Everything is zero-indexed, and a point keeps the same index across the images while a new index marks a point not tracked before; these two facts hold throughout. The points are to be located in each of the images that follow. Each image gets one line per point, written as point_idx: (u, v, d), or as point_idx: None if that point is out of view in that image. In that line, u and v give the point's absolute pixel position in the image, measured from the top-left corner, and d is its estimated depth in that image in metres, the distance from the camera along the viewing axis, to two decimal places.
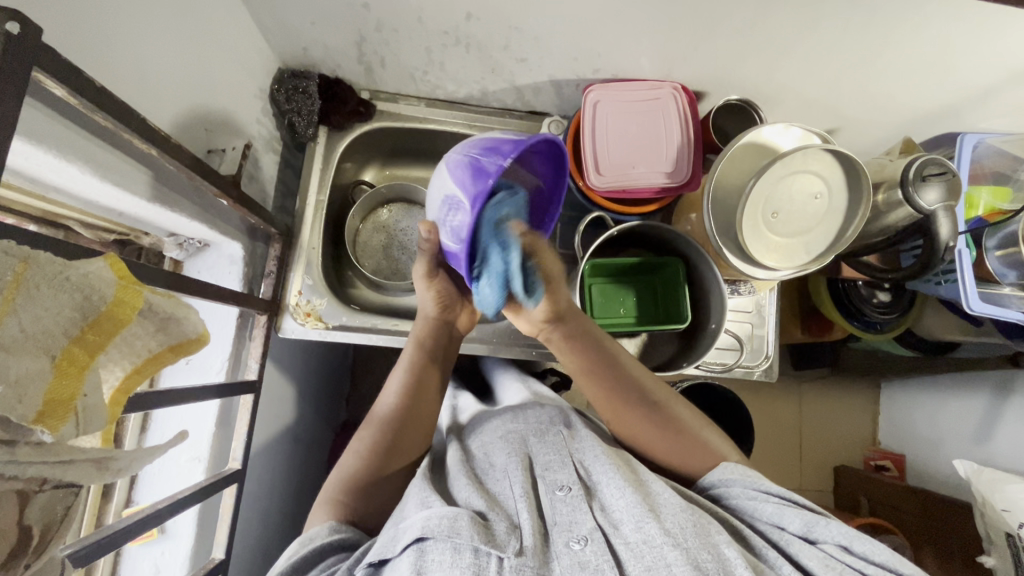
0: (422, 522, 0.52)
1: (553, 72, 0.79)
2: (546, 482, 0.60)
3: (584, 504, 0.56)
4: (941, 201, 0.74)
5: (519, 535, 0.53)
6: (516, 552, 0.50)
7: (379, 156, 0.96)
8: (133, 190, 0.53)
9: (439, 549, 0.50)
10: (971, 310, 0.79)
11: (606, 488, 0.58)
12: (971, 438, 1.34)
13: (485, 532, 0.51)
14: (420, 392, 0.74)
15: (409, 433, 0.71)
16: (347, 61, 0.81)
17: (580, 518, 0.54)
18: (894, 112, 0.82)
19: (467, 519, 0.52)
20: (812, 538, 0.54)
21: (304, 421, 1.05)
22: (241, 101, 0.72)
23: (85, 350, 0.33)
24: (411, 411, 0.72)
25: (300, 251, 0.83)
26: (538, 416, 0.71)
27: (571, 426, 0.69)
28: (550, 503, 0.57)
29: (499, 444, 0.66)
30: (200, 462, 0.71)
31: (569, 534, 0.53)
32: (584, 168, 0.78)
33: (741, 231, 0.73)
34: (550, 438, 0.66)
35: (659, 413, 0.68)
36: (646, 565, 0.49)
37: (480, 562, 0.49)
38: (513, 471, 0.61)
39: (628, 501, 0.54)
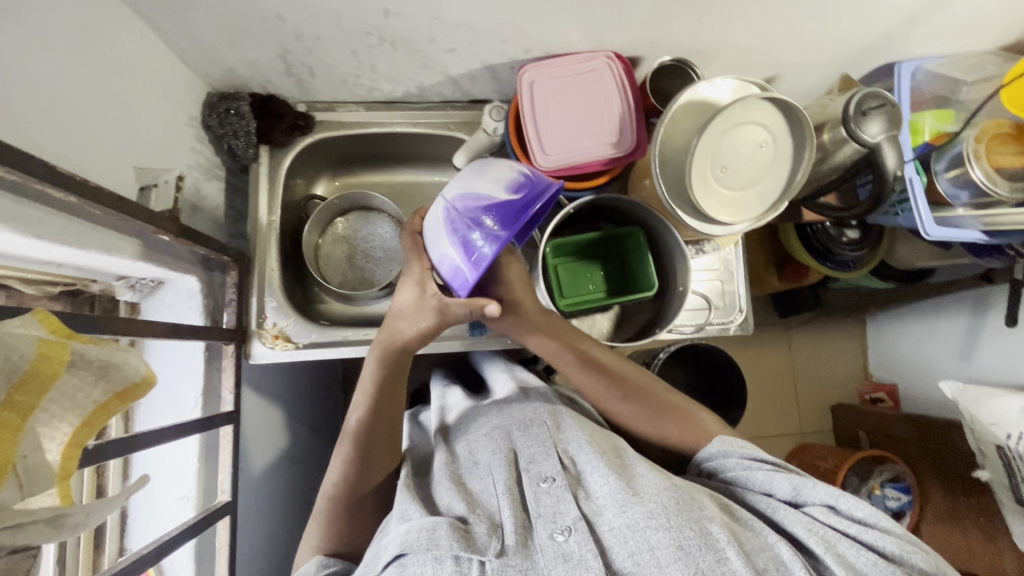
0: (402, 537, 0.52)
1: (485, 57, 0.78)
2: (531, 474, 0.60)
3: (567, 493, 0.56)
4: (884, 133, 0.74)
5: (501, 536, 0.54)
6: (497, 553, 0.52)
7: (328, 166, 0.95)
8: (66, 243, 0.52)
9: (419, 561, 0.51)
10: (930, 235, 0.79)
11: (591, 477, 0.59)
12: (957, 359, 1.37)
13: (465, 538, 0.52)
14: (387, 417, 0.69)
15: (375, 455, 0.68)
16: (275, 75, 0.79)
17: (564, 509, 0.55)
18: (830, 51, 0.82)
19: (446, 528, 0.53)
20: (798, 501, 0.56)
21: (299, 441, 1.05)
22: (169, 132, 0.70)
23: (16, 412, 0.33)
24: (374, 431, 0.68)
25: (258, 274, 0.82)
26: (524, 410, 0.71)
27: (557, 415, 0.69)
28: (535, 495, 0.58)
29: (483, 441, 0.67)
30: (188, 499, 0.71)
31: (552, 525, 0.54)
32: (530, 151, 0.77)
33: (694, 192, 0.73)
34: (534, 430, 0.66)
35: (639, 405, 0.70)
36: (629, 550, 0.50)
37: (461, 569, 0.50)
38: (497, 469, 0.61)
39: (611, 488, 0.56)
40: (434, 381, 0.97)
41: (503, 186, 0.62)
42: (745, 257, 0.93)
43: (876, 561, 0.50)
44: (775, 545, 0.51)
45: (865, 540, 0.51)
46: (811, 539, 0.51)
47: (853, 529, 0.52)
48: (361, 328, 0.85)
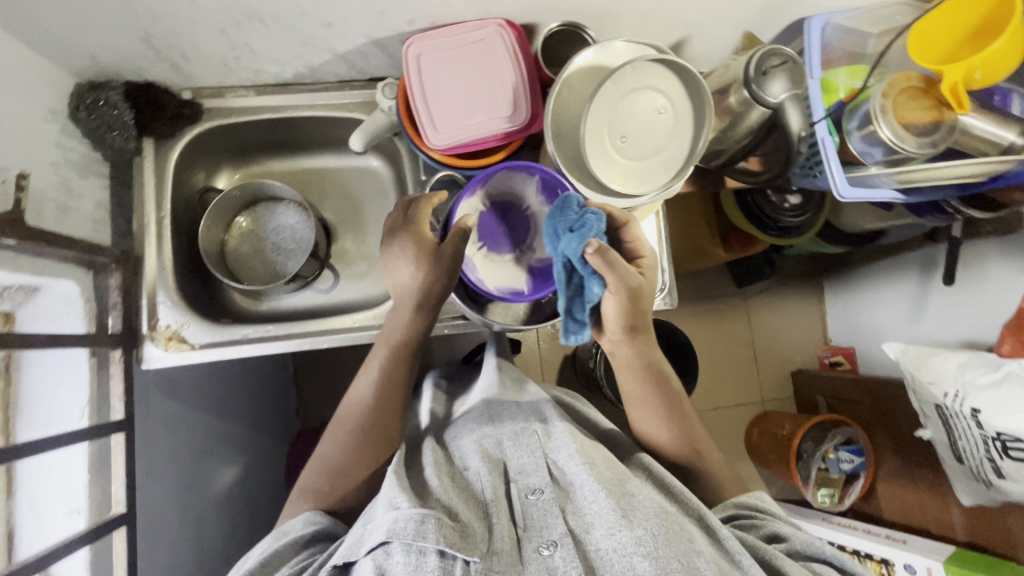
0: (387, 526, 0.55)
1: (368, 32, 0.73)
2: (521, 487, 0.63)
3: (556, 508, 0.59)
4: (788, 91, 0.72)
5: (488, 541, 0.56)
6: (483, 558, 0.54)
7: (229, 157, 0.90)
8: None
9: (403, 551, 0.54)
10: (842, 198, 0.77)
11: (580, 491, 0.61)
12: (907, 320, 1.37)
13: (451, 535, 0.55)
14: (393, 393, 0.74)
15: (375, 429, 0.72)
16: (146, 61, 0.74)
17: (551, 523, 0.58)
18: (736, 8, 0.78)
19: (434, 522, 0.55)
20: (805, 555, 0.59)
21: (235, 441, 1.03)
22: (26, 127, 0.66)
23: None
24: (386, 403, 0.73)
25: (146, 275, 0.79)
26: (513, 417, 0.72)
27: (547, 421, 0.72)
28: (523, 507, 0.61)
29: (472, 449, 0.68)
30: (80, 513, 0.67)
31: (540, 539, 0.57)
32: (421, 128, 0.73)
33: (591, 162, 0.69)
34: (525, 440, 0.68)
35: (681, 442, 0.73)
36: (616, 572, 0.53)
37: (446, 565, 0.53)
38: (487, 477, 0.63)
39: (601, 507, 0.58)
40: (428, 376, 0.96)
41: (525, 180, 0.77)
42: (668, 230, 0.91)
43: None
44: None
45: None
46: None
47: None
48: (265, 324, 0.82)
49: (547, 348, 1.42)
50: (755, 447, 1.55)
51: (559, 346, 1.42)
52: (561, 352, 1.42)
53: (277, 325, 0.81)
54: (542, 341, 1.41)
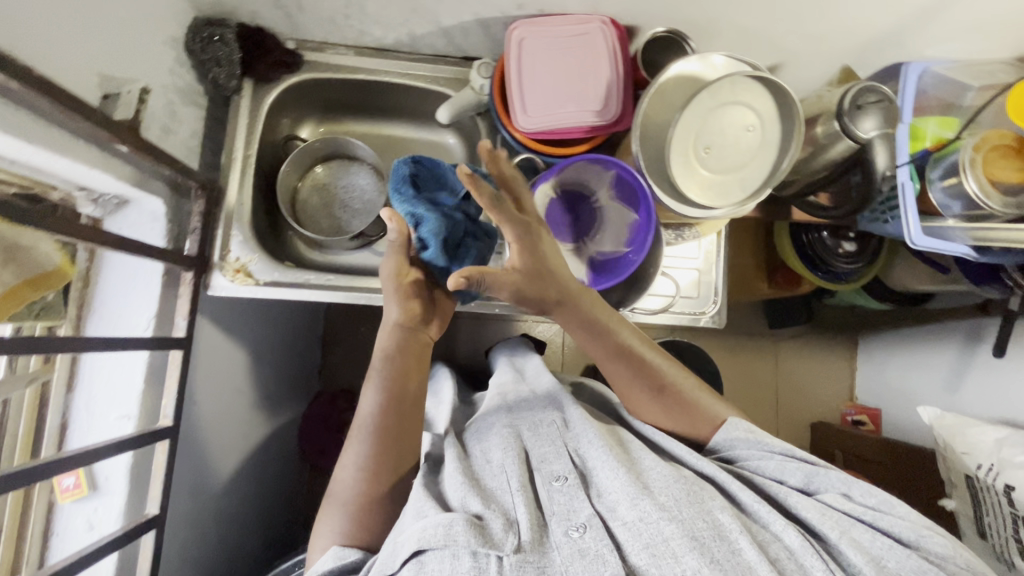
0: (418, 534, 0.54)
1: (476, 9, 0.76)
2: (543, 474, 0.63)
3: (581, 492, 0.60)
4: (879, 129, 0.72)
5: (516, 532, 0.55)
6: (514, 549, 0.53)
7: (314, 110, 0.94)
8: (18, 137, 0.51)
9: (438, 557, 0.53)
10: (916, 246, 0.77)
11: (601, 472, 0.61)
12: (943, 389, 1.34)
13: (481, 534, 0.54)
14: (408, 401, 0.68)
15: (396, 441, 0.67)
16: (263, 6, 0.77)
17: (577, 507, 0.58)
18: (836, 41, 0.79)
19: (463, 524, 0.54)
20: (810, 488, 0.62)
21: (264, 386, 1.05)
22: (149, 47, 0.69)
23: None
24: (400, 413, 0.67)
25: (227, 207, 0.81)
26: (533, 410, 0.73)
27: (565, 415, 0.72)
28: (547, 494, 0.60)
29: (494, 440, 0.68)
30: (129, 420, 0.71)
31: (567, 523, 0.56)
32: (511, 110, 0.75)
33: (673, 168, 0.70)
34: (545, 431, 0.69)
35: (669, 400, 0.71)
36: (644, 542, 0.53)
37: (478, 565, 0.52)
38: (510, 466, 0.63)
39: (622, 483, 0.58)
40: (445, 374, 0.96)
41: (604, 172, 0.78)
42: (725, 250, 0.91)
43: (888, 545, 0.54)
44: (783, 533, 0.55)
45: (879, 524, 0.57)
46: (824, 523, 0.56)
47: (867, 516, 0.57)
48: (326, 274, 0.84)
49: (572, 353, 1.42)
50: None
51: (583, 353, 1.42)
52: (584, 359, 1.42)
53: (337, 277, 0.83)
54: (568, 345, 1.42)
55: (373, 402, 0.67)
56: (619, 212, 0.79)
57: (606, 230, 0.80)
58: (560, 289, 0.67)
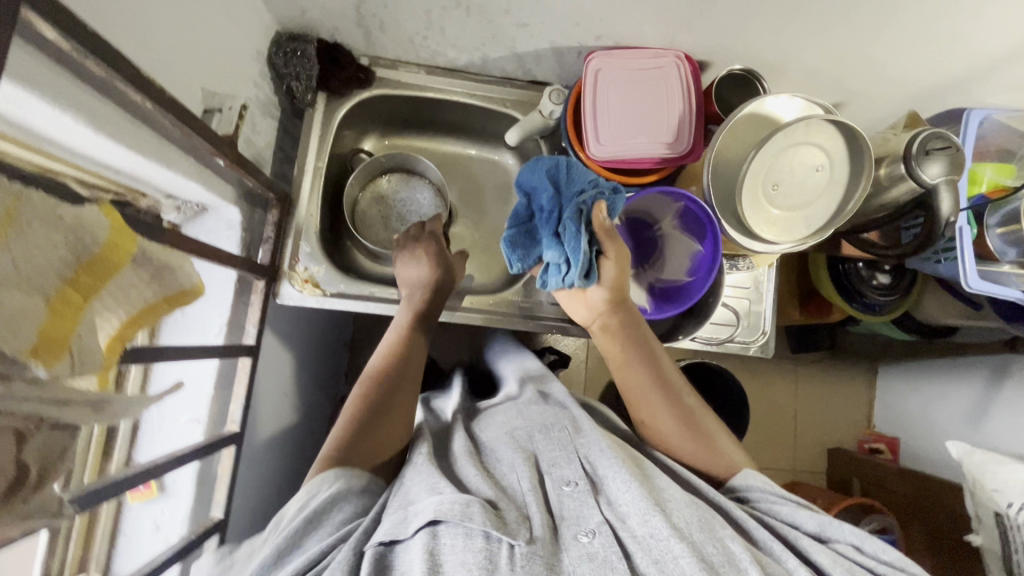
0: (434, 506, 0.51)
1: (555, 38, 0.78)
2: (553, 478, 0.60)
3: (591, 499, 0.56)
4: (943, 175, 0.73)
5: (529, 526, 0.53)
6: (527, 541, 0.51)
7: (378, 124, 0.95)
8: (145, 155, 0.53)
9: (450, 533, 0.50)
10: (970, 288, 0.79)
11: (612, 483, 0.58)
12: (963, 424, 1.35)
13: (496, 518, 0.51)
14: (403, 380, 0.70)
15: (392, 391, 0.68)
16: (346, 24, 0.79)
17: (587, 513, 0.55)
18: (902, 85, 0.81)
19: (479, 506, 0.52)
20: (824, 537, 0.57)
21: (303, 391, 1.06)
22: (239, 61, 0.71)
23: (78, 292, 0.33)
24: (399, 369, 0.71)
25: (298, 218, 0.83)
26: (544, 415, 0.70)
27: (577, 421, 0.69)
28: (558, 498, 0.57)
29: (503, 440, 0.66)
30: (199, 423, 0.72)
31: (577, 528, 0.54)
32: (584, 138, 0.77)
33: (743, 204, 0.72)
34: (556, 434, 0.66)
35: (677, 412, 0.68)
36: (654, 558, 0.50)
37: (491, 548, 0.49)
38: (520, 467, 0.60)
39: (635, 495, 0.55)
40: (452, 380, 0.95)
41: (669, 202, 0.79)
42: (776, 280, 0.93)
43: None
44: (795, 570, 0.52)
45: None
46: (836, 569, 0.52)
47: (882, 568, 0.53)
48: (388, 286, 0.86)
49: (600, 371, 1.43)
50: None
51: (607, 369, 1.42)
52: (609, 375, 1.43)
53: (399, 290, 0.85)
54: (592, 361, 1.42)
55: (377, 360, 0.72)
56: (682, 241, 0.80)
57: (667, 257, 0.82)
58: (624, 305, 0.73)
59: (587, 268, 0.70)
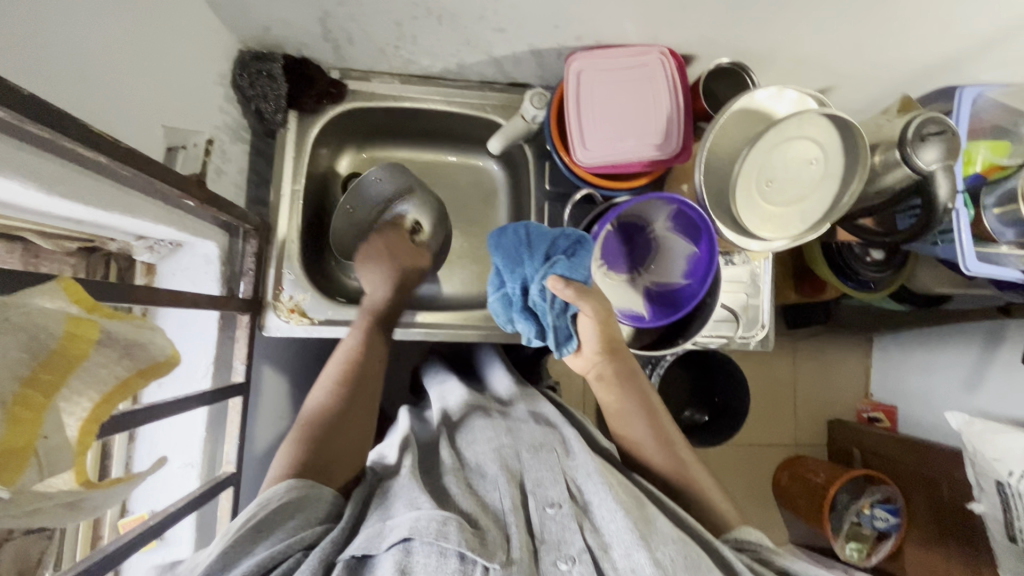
0: (411, 521, 0.49)
1: (533, 40, 0.74)
2: (537, 498, 0.57)
3: (575, 523, 0.54)
4: (940, 161, 0.71)
5: (507, 547, 0.51)
6: (503, 564, 0.49)
7: (355, 138, 0.91)
8: (104, 207, 0.49)
9: (425, 551, 0.48)
10: (967, 270, 0.77)
11: (598, 509, 0.55)
12: (962, 388, 1.36)
13: (475, 539, 0.49)
14: (354, 392, 0.68)
15: (338, 421, 0.64)
16: (312, 38, 0.75)
17: (569, 538, 0.52)
18: (894, 68, 0.78)
19: (456, 524, 0.49)
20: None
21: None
22: (201, 88, 0.67)
23: (40, 391, 0.30)
24: (343, 398, 0.67)
25: (279, 245, 0.80)
26: (531, 433, 0.67)
27: (566, 442, 0.66)
28: (540, 521, 0.55)
29: (491, 454, 0.62)
30: (193, 467, 0.70)
31: (557, 553, 0.52)
32: (570, 144, 0.74)
33: (737, 205, 0.70)
34: (543, 455, 0.62)
35: (666, 456, 0.67)
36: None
37: (466, 570, 0.48)
38: (505, 485, 0.57)
39: (620, 526, 0.52)
40: (435, 374, 0.93)
41: (665, 205, 0.76)
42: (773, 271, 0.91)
43: None
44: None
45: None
46: None
47: None
48: None
49: None
50: (784, 490, 1.47)
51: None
52: None
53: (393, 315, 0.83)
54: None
55: (319, 397, 0.67)
56: (677, 244, 0.78)
57: (664, 259, 0.80)
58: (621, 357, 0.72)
59: (567, 332, 0.70)
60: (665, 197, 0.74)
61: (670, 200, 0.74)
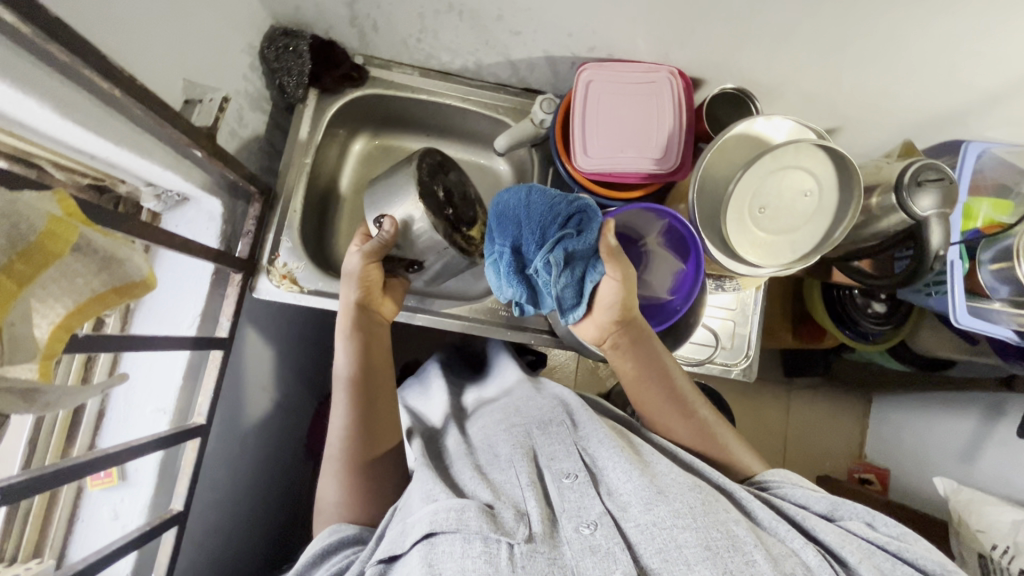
0: (430, 517, 0.54)
1: (548, 47, 0.77)
2: (552, 471, 0.60)
3: (592, 489, 0.57)
4: (936, 208, 0.72)
5: (528, 522, 0.54)
6: (525, 539, 0.52)
7: (370, 124, 0.95)
8: (115, 141, 0.52)
9: (449, 540, 0.52)
10: (959, 323, 0.78)
11: (612, 473, 0.59)
12: (959, 458, 1.28)
13: (493, 521, 0.53)
14: (376, 365, 0.74)
15: (375, 395, 0.73)
16: (339, 21, 0.79)
17: (588, 504, 0.55)
18: (899, 114, 0.79)
19: (475, 511, 0.54)
20: (834, 515, 0.58)
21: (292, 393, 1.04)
22: (227, 52, 0.71)
23: (13, 279, 0.32)
24: (370, 372, 0.74)
25: (282, 213, 0.83)
26: (541, 408, 0.71)
27: (573, 414, 0.69)
28: (557, 491, 0.58)
29: (503, 436, 0.67)
30: (164, 413, 0.71)
31: (577, 519, 0.54)
32: (572, 149, 0.76)
33: (728, 225, 0.71)
34: (554, 430, 0.66)
35: (692, 425, 0.72)
36: (656, 546, 0.50)
37: (491, 549, 0.51)
38: (519, 462, 0.61)
39: (635, 485, 0.56)
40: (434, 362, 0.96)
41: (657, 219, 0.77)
42: (763, 303, 0.91)
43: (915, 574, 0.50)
44: (800, 550, 0.52)
45: (905, 556, 0.52)
46: (845, 544, 0.53)
47: (893, 546, 0.53)
48: None
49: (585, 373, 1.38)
50: None
51: (596, 380, 1.36)
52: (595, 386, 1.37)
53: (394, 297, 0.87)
54: (581, 371, 1.37)
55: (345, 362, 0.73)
56: (667, 260, 0.79)
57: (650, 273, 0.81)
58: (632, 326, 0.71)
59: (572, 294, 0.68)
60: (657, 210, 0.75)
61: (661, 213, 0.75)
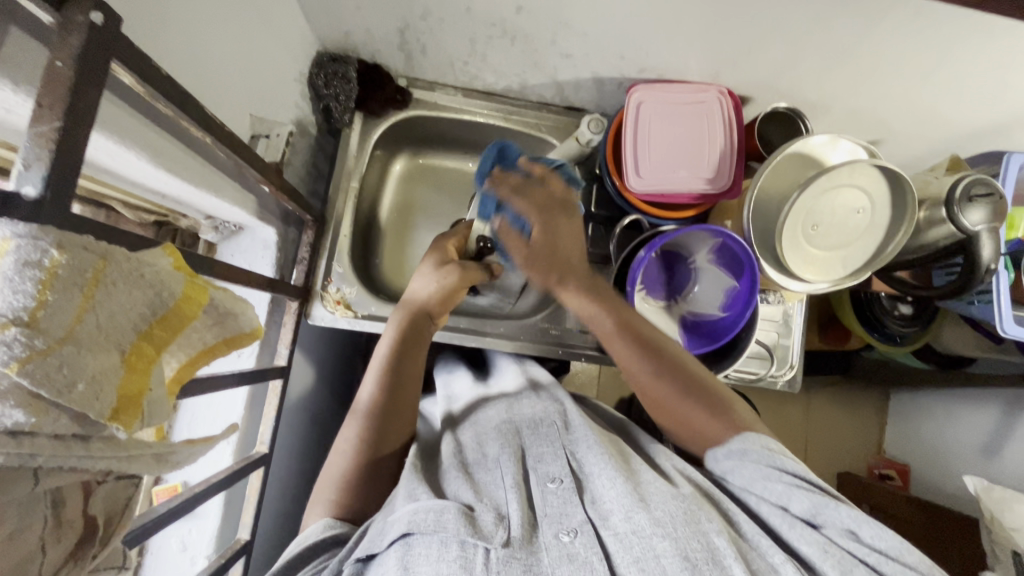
0: (409, 516, 0.50)
1: (597, 69, 0.78)
2: (538, 474, 0.59)
3: (575, 498, 0.55)
4: (986, 222, 0.73)
5: (506, 526, 0.51)
6: (503, 543, 0.49)
7: (411, 144, 0.95)
8: (192, 181, 0.52)
9: (425, 542, 0.48)
10: (1005, 333, 0.77)
11: (597, 480, 0.57)
12: (980, 454, 1.26)
13: (471, 523, 0.50)
14: (400, 384, 0.69)
15: (393, 421, 0.68)
16: (387, 46, 0.78)
17: (570, 511, 0.53)
18: (943, 128, 0.80)
19: (455, 512, 0.51)
20: (816, 521, 0.54)
21: (339, 413, 1.04)
22: (282, 82, 0.71)
23: (151, 345, 0.32)
24: (393, 393, 0.68)
25: (331, 238, 0.82)
26: (534, 410, 0.70)
27: (566, 417, 0.69)
28: (541, 495, 0.56)
29: (492, 434, 0.66)
30: (228, 444, 0.71)
31: (558, 526, 0.52)
32: (624, 170, 0.77)
33: (783, 243, 0.72)
34: (543, 430, 0.66)
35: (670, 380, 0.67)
36: (635, 556, 0.47)
37: (467, 554, 0.47)
38: (505, 462, 0.60)
39: (618, 492, 0.53)
40: (441, 366, 0.93)
41: (710, 239, 0.78)
42: (807, 313, 0.92)
43: None
44: (780, 566, 0.49)
45: (883, 571, 0.49)
46: (825, 561, 0.49)
47: (872, 557, 0.49)
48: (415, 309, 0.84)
49: (609, 374, 1.34)
50: None
51: (620, 385, 1.33)
52: (622, 391, 1.34)
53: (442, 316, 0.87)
54: (604, 375, 1.33)
55: (369, 392, 0.68)
56: (718, 276, 0.80)
57: (700, 290, 0.82)
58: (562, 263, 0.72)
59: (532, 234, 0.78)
60: (714, 232, 0.75)
61: (718, 235, 0.75)
